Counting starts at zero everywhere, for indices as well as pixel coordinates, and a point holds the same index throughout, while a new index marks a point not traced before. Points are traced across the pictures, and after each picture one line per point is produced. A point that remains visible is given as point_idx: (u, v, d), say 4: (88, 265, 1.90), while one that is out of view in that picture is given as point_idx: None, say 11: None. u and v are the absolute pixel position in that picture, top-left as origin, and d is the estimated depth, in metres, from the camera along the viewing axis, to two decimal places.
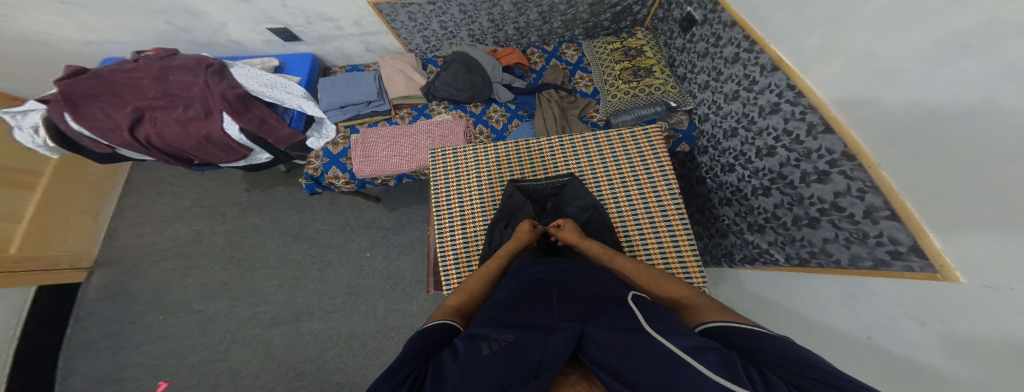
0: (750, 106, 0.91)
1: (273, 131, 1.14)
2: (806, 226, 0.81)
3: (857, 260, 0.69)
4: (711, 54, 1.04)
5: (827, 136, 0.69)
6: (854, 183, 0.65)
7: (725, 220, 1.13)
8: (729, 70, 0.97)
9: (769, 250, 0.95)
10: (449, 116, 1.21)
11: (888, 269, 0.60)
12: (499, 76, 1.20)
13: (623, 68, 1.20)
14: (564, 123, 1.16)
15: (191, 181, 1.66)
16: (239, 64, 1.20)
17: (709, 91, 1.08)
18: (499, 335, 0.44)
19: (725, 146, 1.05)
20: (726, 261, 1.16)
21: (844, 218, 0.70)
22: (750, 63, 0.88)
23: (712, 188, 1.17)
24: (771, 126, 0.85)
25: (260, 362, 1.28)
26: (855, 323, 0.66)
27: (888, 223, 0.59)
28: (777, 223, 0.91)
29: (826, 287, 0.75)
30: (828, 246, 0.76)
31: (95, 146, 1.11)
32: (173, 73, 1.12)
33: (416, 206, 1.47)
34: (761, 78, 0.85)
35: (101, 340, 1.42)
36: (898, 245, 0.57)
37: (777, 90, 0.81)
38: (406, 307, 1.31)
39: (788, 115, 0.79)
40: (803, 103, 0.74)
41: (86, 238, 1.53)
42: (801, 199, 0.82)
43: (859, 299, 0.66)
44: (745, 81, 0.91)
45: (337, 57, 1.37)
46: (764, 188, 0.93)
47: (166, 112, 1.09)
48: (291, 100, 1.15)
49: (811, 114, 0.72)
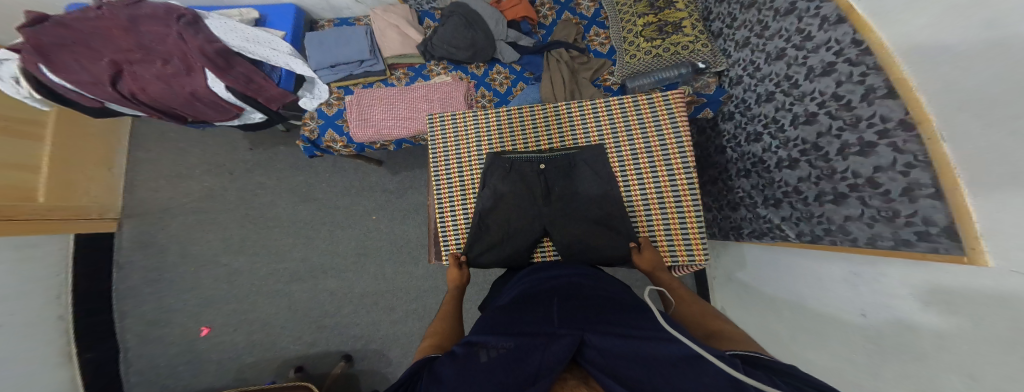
0: (796, 66, 0.78)
1: (262, 90, 1.07)
2: (829, 202, 0.74)
3: (876, 240, 0.63)
4: (757, 5, 0.88)
5: (885, 101, 0.57)
6: (902, 157, 0.56)
7: (739, 193, 1.05)
8: (778, 23, 0.82)
9: (781, 226, 0.89)
10: (447, 78, 1.10)
11: (907, 249, 0.56)
12: (503, 33, 1.07)
13: (646, 23, 1.04)
14: (573, 86, 1.05)
15: (194, 138, 1.65)
16: (215, 14, 1.07)
17: (748, 50, 0.94)
18: (500, 343, 0.46)
19: (756, 112, 0.93)
20: (733, 235, 1.12)
21: (876, 195, 0.63)
22: (808, 14, 0.73)
23: (732, 159, 1.06)
24: (816, 90, 0.73)
25: (286, 313, 1.43)
26: (853, 300, 0.68)
27: (927, 202, 0.52)
28: (798, 197, 0.83)
29: (837, 264, 0.74)
30: (847, 224, 0.70)
31: (83, 99, 1.05)
32: (144, 22, 1.00)
33: (419, 171, 1.45)
34: (818, 32, 0.71)
35: (145, 287, 1.58)
36: (929, 227, 0.52)
37: (834, 47, 0.68)
38: (413, 269, 1.40)
39: (842, 77, 0.66)
40: (866, 63, 0.60)
41: (107, 190, 1.59)
42: (832, 173, 0.73)
43: (864, 278, 0.66)
44: (797, 36, 0.77)
45: (324, 9, 1.22)
46: (791, 160, 0.83)
47: (143, 66, 1.00)
48: (278, 58, 1.05)
49: (873, 76, 0.59)
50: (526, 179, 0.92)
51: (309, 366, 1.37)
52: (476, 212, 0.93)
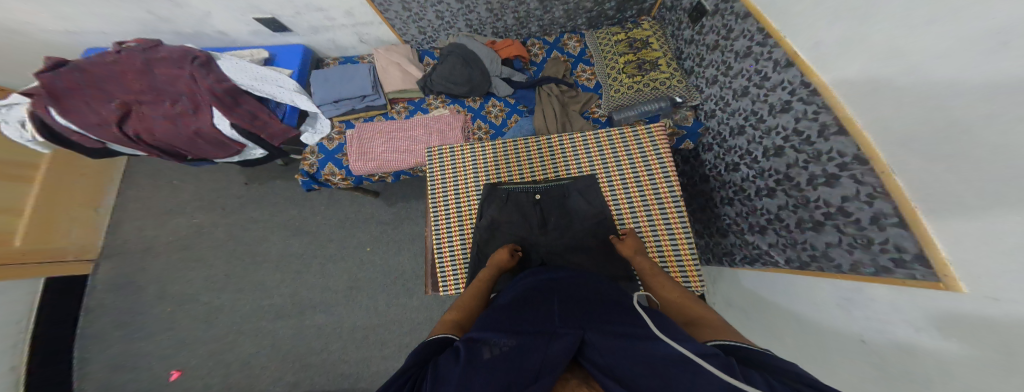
0: (759, 102, 0.82)
1: (266, 126, 1.10)
2: (809, 230, 0.72)
3: (858, 267, 0.61)
4: (721, 47, 0.93)
5: (839, 138, 0.61)
6: (863, 188, 0.57)
7: (726, 220, 1.02)
8: (739, 65, 0.87)
9: (770, 252, 0.86)
10: (445, 112, 1.15)
11: (888, 276, 0.54)
12: (498, 70, 1.13)
13: (627, 61, 1.11)
14: (565, 119, 1.07)
15: (190, 174, 1.65)
16: (228, 56, 1.14)
17: (717, 87, 0.98)
18: (501, 340, 0.45)
19: (732, 144, 0.94)
20: (727, 261, 1.05)
21: (849, 223, 0.63)
22: (762, 58, 0.79)
23: (715, 187, 1.05)
24: (780, 125, 0.76)
25: (267, 354, 1.32)
26: (850, 325, 0.60)
27: (895, 231, 0.52)
28: (780, 225, 0.81)
29: (822, 287, 0.68)
30: (829, 251, 0.68)
31: (85, 141, 1.06)
32: (158, 65, 1.06)
33: (415, 201, 1.43)
34: (773, 74, 0.76)
35: (114, 331, 1.46)
36: (902, 254, 0.51)
37: (789, 87, 0.71)
38: (407, 301, 1.32)
39: (800, 114, 0.69)
40: (816, 102, 0.64)
41: (89, 229, 1.54)
42: (805, 201, 0.72)
43: (857, 303, 0.59)
44: (756, 76, 0.82)
45: (331, 48, 1.31)
46: (769, 189, 0.83)
47: (153, 107, 1.04)
48: (283, 95, 1.10)
49: (823, 114, 0.63)
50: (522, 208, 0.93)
51: None
52: (475, 246, 0.92)
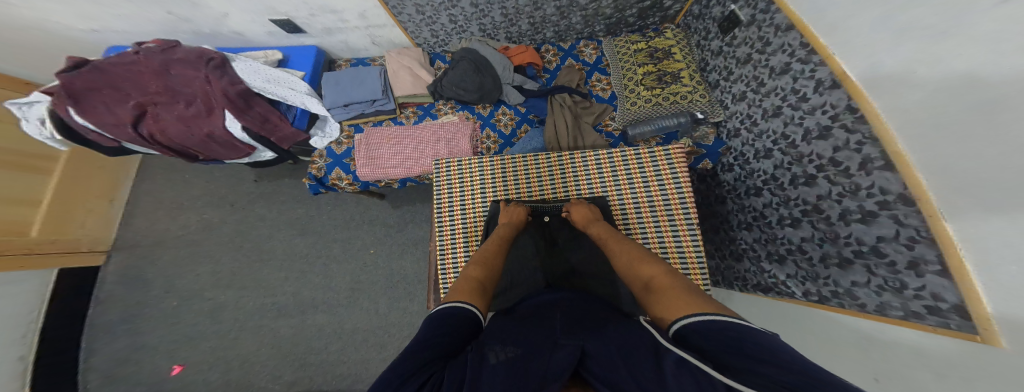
0: (793, 125, 0.77)
1: (276, 129, 1.10)
2: (835, 266, 0.68)
3: (884, 309, 0.57)
4: (754, 62, 0.88)
5: (883, 173, 0.55)
6: (904, 230, 0.53)
7: (740, 245, 0.96)
8: (774, 82, 0.82)
9: (788, 283, 0.80)
10: (454, 118, 1.13)
11: (918, 322, 0.51)
12: (510, 77, 1.10)
13: (646, 71, 1.06)
14: (576, 132, 1.05)
15: (202, 171, 1.67)
16: (241, 57, 1.14)
17: (745, 104, 0.93)
18: (506, 347, 0.43)
19: (754, 167, 0.90)
20: (737, 286, 1.00)
21: (882, 264, 0.58)
22: (802, 76, 0.72)
23: (732, 210, 1.00)
24: (814, 153, 0.71)
25: (267, 351, 1.31)
26: (862, 363, 0.56)
27: (935, 279, 0.49)
28: (801, 256, 0.77)
29: (842, 329, 0.64)
30: (854, 289, 0.64)
31: (101, 140, 1.07)
32: (175, 66, 1.06)
33: (421, 205, 1.42)
34: (813, 95, 0.70)
35: (121, 323, 1.48)
36: (939, 302, 0.48)
37: (831, 111, 0.66)
38: (408, 305, 1.30)
39: (839, 143, 0.64)
40: (862, 131, 0.59)
41: (104, 221, 1.57)
42: (834, 236, 0.68)
43: (876, 345, 0.56)
44: (793, 96, 0.76)
45: (343, 50, 1.31)
46: (793, 219, 0.79)
47: (168, 109, 1.05)
48: (295, 97, 1.10)
49: (868, 146, 0.58)
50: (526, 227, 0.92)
51: None
52: None
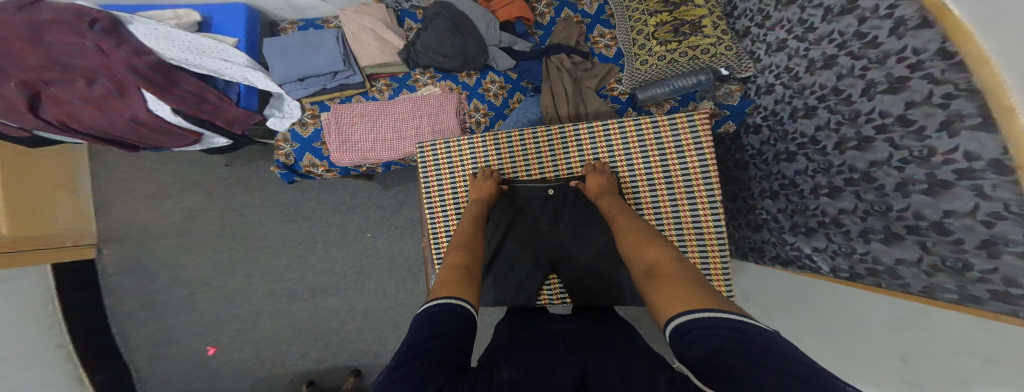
0: (850, 78, 0.63)
1: (219, 111, 0.95)
2: (878, 241, 0.62)
3: (931, 291, 0.52)
4: (800, 1, 0.72)
5: (978, 134, 0.42)
6: (987, 204, 0.42)
7: (762, 215, 0.94)
8: (828, 26, 0.66)
9: (813, 256, 0.78)
10: (435, 90, 0.97)
11: (975, 306, 0.45)
12: (495, 37, 0.91)
13: (659, 23, 0.87)
14: (578, 99, 0.91)
15: (165, 155, 1.52)
16: (141, 17, 0.88)
17: (784, 54, 0.79)
18: (511, 369, 0.46)
19: (792, 128, 0.79)
20: (751, 255, 1.01)
21: (942, 243, 0.50)
22: (874, 15, 0.56)
23: (755, 177, 0.94)
24: (875, 109, 0.59)
25: (289, 332, 1.39)
26: (885, 342, 0.59)
27: (1015, 262, 0.41)
28: (836, 230, 0.71)
29: (879, 307, 0.61)
30: (898, 268, 0.58)
31: (7, 129, 0.89)
32: (50, 31, 0.77)
33: (413, 184, 1.34)
34: (886, 40, 0.55)
35: (141, 311, 1.53)
36: (1011, 288, 0.41)
37: (909, 58, 0.51)
38: (414, 286, 1.34)
39: (917, 97, 0.51)
40: (955, 82, 0.44)
41: (77, 214, 1.49)
42: (885, 209, 0.60)
43: (911, 323, 0.54)
44: (856, 40, 0.61)
45: (285, 10, 1.06)
46: (834, 189, 0.70)
47: (66, 89, 0.81)
48: (233, 72, 0.90)
49: (961, 100, 0.43)
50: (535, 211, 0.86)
51: (319, 380, 1.34)
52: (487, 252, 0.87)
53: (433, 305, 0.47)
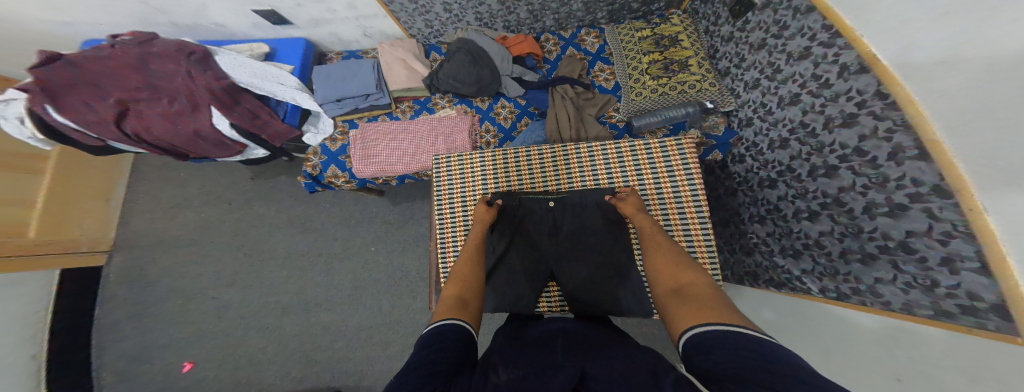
0: (813, 114, 0.73)
1: (267, 126, 1.06)
2: (857, 261, 0.66)
3: (911, 308, 0.55)
4: (769, 47, 0.84)
5: (917, 163, 0.51)
6: (939, 225, 0.50)
7: (751, 238, 0.95)
8: (792, 68, 0.78)
9: (802, 279, 0.79)
10: (452, 112, 1.09)
11: (950, 321, 0.49)
12: (508, 69, 1.05)
13: (652, 60, 1.01)
14: (579, 124, 1.01)
15: (196, 168, 1.64)
16: (225, 50, 1.07)
17: (759, 92, 0.89)
18: (508, 368, 0.44)
19: (769, 158, 0.87)
20: (746, 280, 0.99)
21: (911, 261, 0.55)
22: (824, 61, 0.68)
23: (743, 203, 0.97)
24: (836, 141, 0.68)
25: (275, 348, 1.32)
26: (881, 361, 0.56)
27: (972, 276, 0.46)
28: (819, 251, 0.74)
29: (863, 328, 0.62)
30: (878, 286, 0.61)
31: (85, 138, 1.03)
32: (154, 61, 0.99)
33: (421, 202, 1.40)
34: (837, 81, 0.66)
35: (128, 322, 1.49)
36: (975, 301, 0.46)
37: (857, 98, 0.62)
38: (411, 302, 1.30)
39: (867, 132, 0.61)
40: (892, 118, 0.55)
41: (102, 222, 1.56)
42: (858, 230, 0.65)
43: (902, 342, 0.54)
44: (813, 82, 0.72)
45: (333, 42, 1.25)
46: (811, 212, 0.75)
47: (151, 105, 1.00)
48: (284, 92, 1.04)
49: (901, 134, 0.54)
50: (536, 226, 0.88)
51: None
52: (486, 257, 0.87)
53: (437, 326, 0.49)
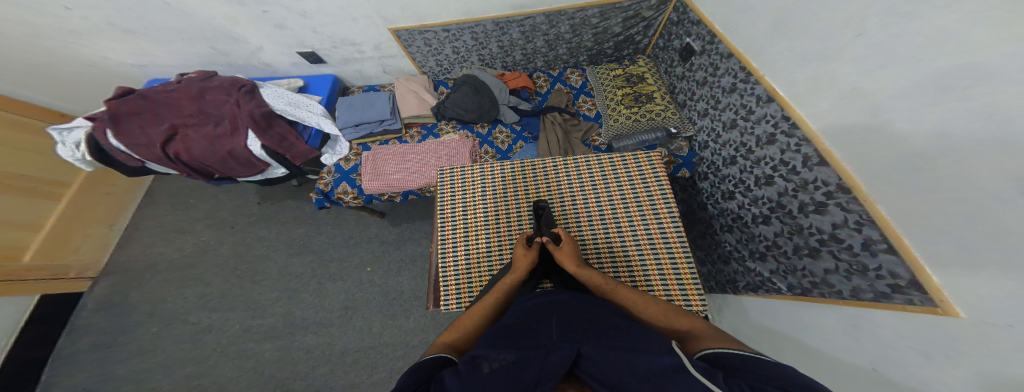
0: (747, 135, 0.87)
1: (293, 148, 1.17)
2: (807, 256, 0.73)
3: (858, 293, 0.61)
4: (709, 83, 1.02)
5: (821, 168, 0.65)
6: (850, 215, 0.60)
7: (726, 247, 1.02)
8: (726, 99, 0.94)
9: (771, 279, 0.85)
10: (455, 136, 1.22)
11: (888, 302, 0.53)
12: (506, 98, 1.23)
13: (624, 93, 1.18)
14: (567, 146, 1.13)
15: (207, 194, 1.71)
16: (269, 84, 1.27)
17: (708, 119, 1.04)
18: (503, 352, 0.45)
19: (725, 173, 0.99)
20: (729, 288, 1.02)
21: (843, 250, 0.64)
22: (745, 93, 0.86)
23: (713, 214, 1.07)
24: (767, 156, 0.81)
25: (248, 378, 1.21)
26: (856, 355, 0.57)
27: (886, 257, 0.54)
28: (778, 252, 0.82)
29: (828, 320, 0.65)
30: (829, 277, 0.68)
31: (128, 160, 1.13)
32: (209, 93, 1.19)
33: (421, 222, 1.44)
34: (757, 108, 0.82)
35: (92, 352, 1.38)
36: (896, 280, 0.52)
37: (771, 121, 0.77)
38: (402, 323, 1.24)
39: (784, 146, 0.75)
40: (797, 135, 0.70)
41: (99, 246, 1.55)
42: (800, 229, 0.75)
43: (862, 330, 0.57)
44: (742, 110, 0.88)
45: (356, 78, 1.45)
46: (764, 217, 0.85)
47: (198, 129, 1.13)
48: (312, 119, 1.20)
49: (805, 146, 0.68)
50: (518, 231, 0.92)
51: None
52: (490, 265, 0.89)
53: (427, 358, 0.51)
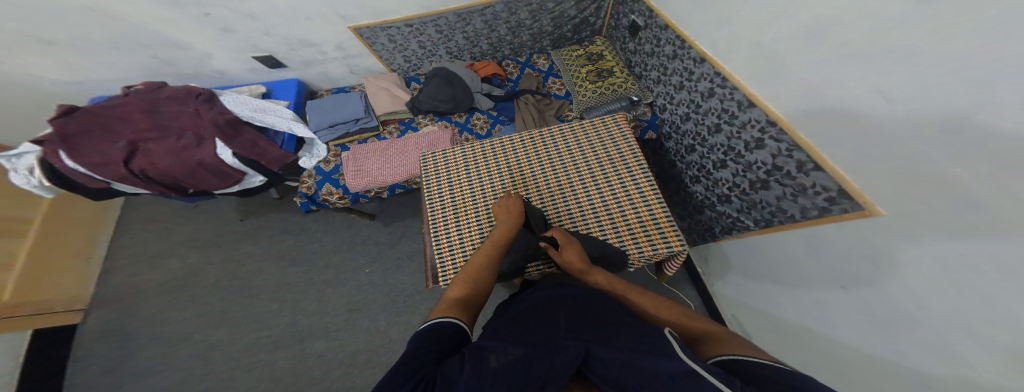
0: (692, 92, 0.92)
1: (266, 153, 1.11)
2: (761, 189, 0.78)
3: (806, 213, 0.67)
4: (655, 54, 1.06)
5: (753, 110, 0.72)
6: (782, 144, 0.67)
7: (697, 197, 1.04)
8: (670, 65, 0.99)
9: (740, 218, 0.88)
10: (433, 127, 1.19)
11: (829, 216, 0.60)
12: (478, 86, 1.20)
13: (588, 70, 1.19)
14: (543, 123, 1.13)
15: (185, 216, 1.69)
16: (228, 92, 1.21)
17: (662, 85, 1.06)
18: (507, 350, 0.41)
19: (683, 129, 1.01)
20: (709, 236, 1.05)
21: (785, 177, 0.69)
22: (682, 56, 0.92)
23: (680, 169, 1.09)
24: (710, 108, 0.86)
25: (265, 388, 1.26)
26: (824, 271, 0.66)
27: (817, 174, 0.61)
28: (738, 191, 0.86)
29: (794, 247, 0.73)
30: (782, 204, 0.73)
31: (90, 181, 1.04)
32: (163, 104, 1.12)
33: (411, 219, 1.50)
34: (694, 69, 0.88)
35: (97, 380, 1.35)
36: (829, 192, 0.59)
37: (707, 78, 0.84)
38: (408, 318, 1.30)
39: (721, 97, 0.81)
40: (728, 85, 0.78)
41: (79, 279, 1.49)
42: (749, 166, 0.79)
43: (819, 247, 0.65)
44: (682, 73, 0.94)
45: (323, 81, 1.38)
46: (719, 162, 0.89)
47: (159, 143, 1.06)
48: (281, 123, 1.14)
49: (736, 93, 0.76)
50: (496, 196, 0.89)
51: None
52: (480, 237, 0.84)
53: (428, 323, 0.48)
